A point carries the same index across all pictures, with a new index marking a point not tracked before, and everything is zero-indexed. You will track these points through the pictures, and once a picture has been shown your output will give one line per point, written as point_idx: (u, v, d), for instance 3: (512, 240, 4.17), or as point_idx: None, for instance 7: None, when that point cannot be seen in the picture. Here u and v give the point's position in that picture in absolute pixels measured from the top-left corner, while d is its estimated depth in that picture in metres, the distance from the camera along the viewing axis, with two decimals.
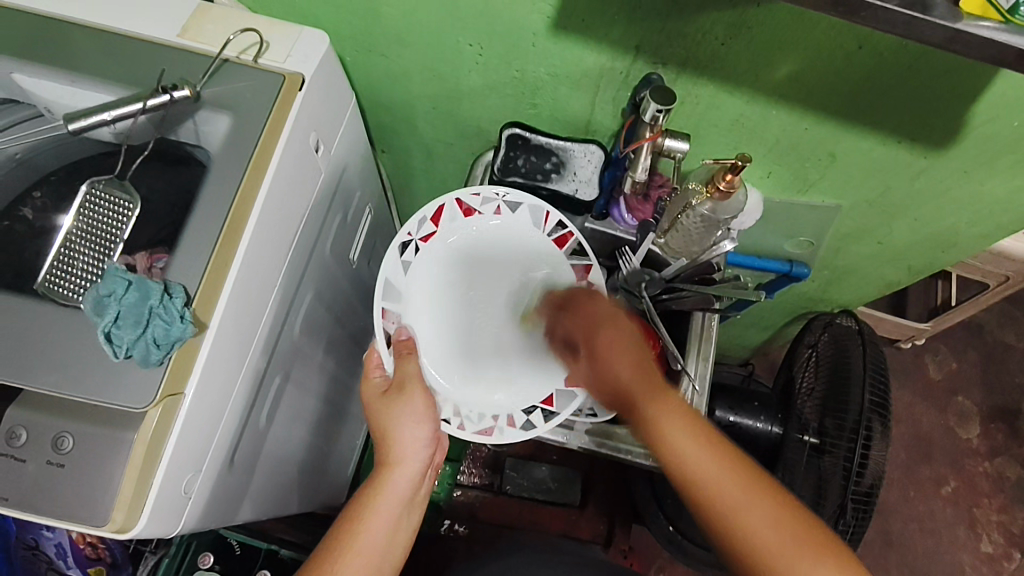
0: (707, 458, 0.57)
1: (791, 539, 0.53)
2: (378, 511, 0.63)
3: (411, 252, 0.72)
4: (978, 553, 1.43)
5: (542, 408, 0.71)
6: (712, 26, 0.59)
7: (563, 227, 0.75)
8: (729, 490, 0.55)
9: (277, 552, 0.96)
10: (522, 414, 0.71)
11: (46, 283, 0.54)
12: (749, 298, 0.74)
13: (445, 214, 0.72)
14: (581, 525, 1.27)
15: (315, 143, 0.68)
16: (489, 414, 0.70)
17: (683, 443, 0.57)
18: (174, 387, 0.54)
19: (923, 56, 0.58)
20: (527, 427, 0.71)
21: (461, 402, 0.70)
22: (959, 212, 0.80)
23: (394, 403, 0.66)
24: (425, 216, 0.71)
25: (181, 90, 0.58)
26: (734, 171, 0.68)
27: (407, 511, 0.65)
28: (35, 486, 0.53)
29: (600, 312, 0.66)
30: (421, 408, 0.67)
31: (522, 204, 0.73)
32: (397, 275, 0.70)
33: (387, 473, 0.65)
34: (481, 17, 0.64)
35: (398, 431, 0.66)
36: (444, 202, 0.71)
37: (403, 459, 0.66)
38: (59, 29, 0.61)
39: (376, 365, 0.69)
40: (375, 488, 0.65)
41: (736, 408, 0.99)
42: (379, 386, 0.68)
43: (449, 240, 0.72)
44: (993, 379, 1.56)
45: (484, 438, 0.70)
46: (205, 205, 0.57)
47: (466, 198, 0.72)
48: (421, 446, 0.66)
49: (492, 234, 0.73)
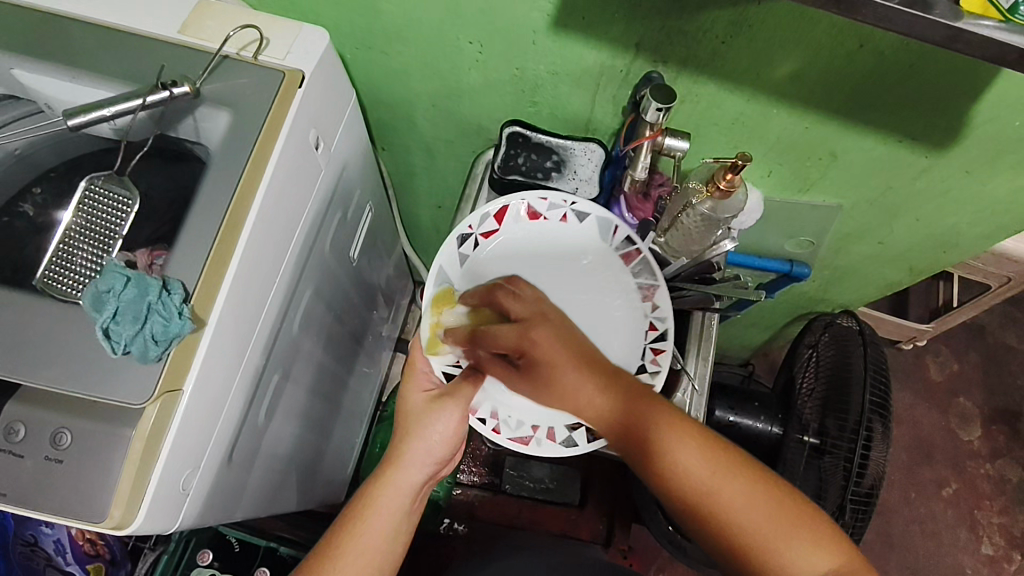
0: (697, 461, 0.58)
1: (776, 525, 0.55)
2: (379, 513, 0.62)
3: (470, 247, 0.72)
4: (979, 555, 1.42)
5: (586, 427, 0.71)
6: (713, 24, 0.59)
7: (631, 243, 0.74)
8: (709, 482, 0.57)
9: (277, 550, 0.97)
10: (564, 429, 0.72)
11: (44, 276, 0.54)
12: (750, 297, 0.76)
13: (509, 214, 0.73)
14: (581, 525, 1.27)
15: (315, 140, 0.68)
16: (528, 424, 0.71)
17: (659, 440, 0.59)
18: (173, 383, 0.54)
19: (925, 55, 0.58)
20: (569, 444, 0.71)
21: (500, 405, 0.71)
22: (960, 212, 0.79)
23: (439, 409, 0.66)
24: (488, 212, 0.72)
25: (180, 86, 0.58)
26: (734, 170, 0.68)
27: (406, 518, 0.63)
28: (34, 481, 0.53)
29: (532, 312, 0.64)
30: (454, 422, 0.66)
31: (590, 215, 0.73)
32: (452, 265, 0.72)
33: (390, 473, 0.64)
34: (481, 15, 0.64)
35: (420, 433, 0.65)
36: (509, 202, 0.72)
37: (409, 463, 0.64)
38: (58, 25, 0.61)
39: (422, 365, 0.70)
40: (379, 489, 0.63)
41: (736, 408, 0.98)
42: (424, 390, 0.69)
43: (509, 240, 0.73)
44: (994, 381, 1.56)
45: (519, 446, 0.71)
46: (205, 202, 0.57)
47: (532, 202, 0.73)
48: (433, 454, 0.65)
49: (557, 240, 0.74)
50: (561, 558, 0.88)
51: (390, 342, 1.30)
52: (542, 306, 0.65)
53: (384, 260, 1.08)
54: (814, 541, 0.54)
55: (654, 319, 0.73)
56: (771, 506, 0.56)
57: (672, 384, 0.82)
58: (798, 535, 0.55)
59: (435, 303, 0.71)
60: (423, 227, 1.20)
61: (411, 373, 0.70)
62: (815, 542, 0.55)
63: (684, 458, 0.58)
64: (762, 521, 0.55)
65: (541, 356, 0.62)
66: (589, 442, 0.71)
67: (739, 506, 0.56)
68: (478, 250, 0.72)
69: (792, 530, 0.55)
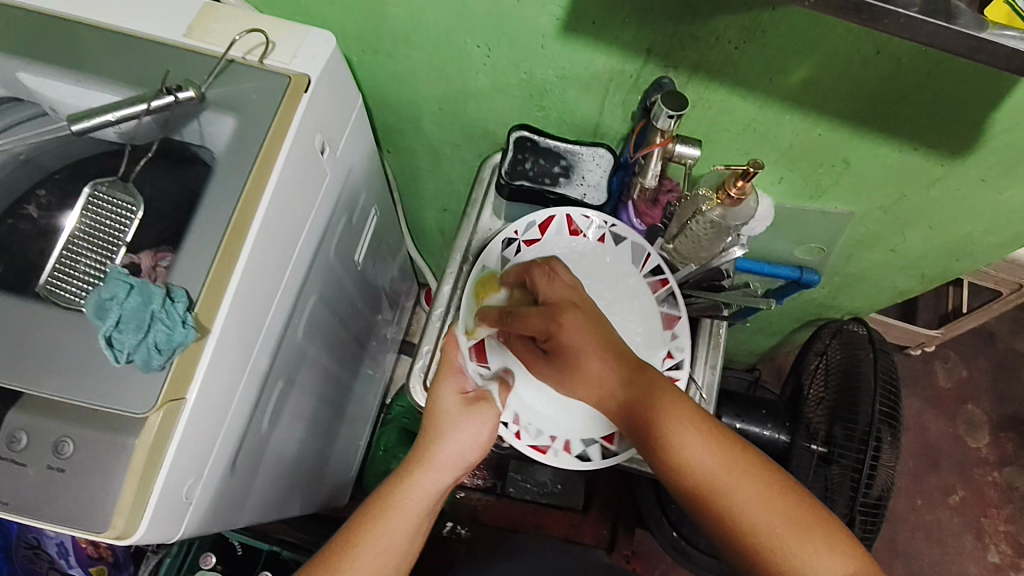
0: (719, 462, 0.57)
1: (779, 516, 0.55)
2: (402, 512, 0.61)
3: (512, 251, 0.75)
4: (987, 564, 1.41)
5: (602, 443, 0.71)
6: (726, 29, 0.58)
7: (659, 273, 0.75)
8: (714, 468, 0.57)
9: (279, 553, 0.97)
10: (581, 443, 0.71)
11: (48, 284, 0.54)
12: (759, 306, 0.76)
13: (553, 225, 0.74)
14: (584, 529, 1.24)
15: (320, 145, 0.68)
16: (548, 432, 0.70)
17: (671, 424, 0.59)
18: (175, 393, 0.53)
19: (941, 63, 0.57)
20: (583, 459, 0.70)
21: (524, 411, 0.70)
22: (974, 220, 0.78)
23: (474, 411, 0.67)
24: (534, 221, 0.75)
25: (185, 92, 0.57)
26: (746, 177, 0.66)
27: (425, 520, 0.63)
28: (34, 491, 0.52)
29: (565, 298, 0.66)
30: (486, 430, 0.66)
31: (626, 240, 0.75)
32: (493, 264, 0.74)
33: (417, 470, 0.64)
34: (491, 19, 0.63)
35: (452, 435, 0.65)
36: (554, 213, 0.74)
37: (437, 462, 0.64)
38: (62, 27, 0.60)
39: (458, 360, 0.69)
40: (402, 487, 0.63)
41: (742, 415, 0.94)
42: (458, 391, 0.68)
43: (550, 252, 0.74)
44: (1003, 388, 1.54)
45: (536, 454, 0.70)
46: (208, 209, 0.56)
47: (577, 217, 0.74)
48: (468, 451, 0.65)
49: (595, 260, 0.74)
50: (564, 563, 0.87)
51: (394, 345, 1.29)
52: (574, 293, 0.67)
53: (388, 262, 1.07)
54: (818, 542, 0.53)
55: (671, 347, 0.74)
56: (787, 517, 0.55)
57: None
58: (813, 544, 0.53)
59: (478, 286, 0.73)
60: (429, 230, 1.19)
61: (446, 368, 0.69)
62: (821, 538, 0.53)
63: (697, 443, 0.58)
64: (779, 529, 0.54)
65: (569, 336, 0.64)
66: (602, 458, 0.70)
67: (753, 505, 0.55)
68: (519, 255, 0.74)
69: (801, 532, 0.54)
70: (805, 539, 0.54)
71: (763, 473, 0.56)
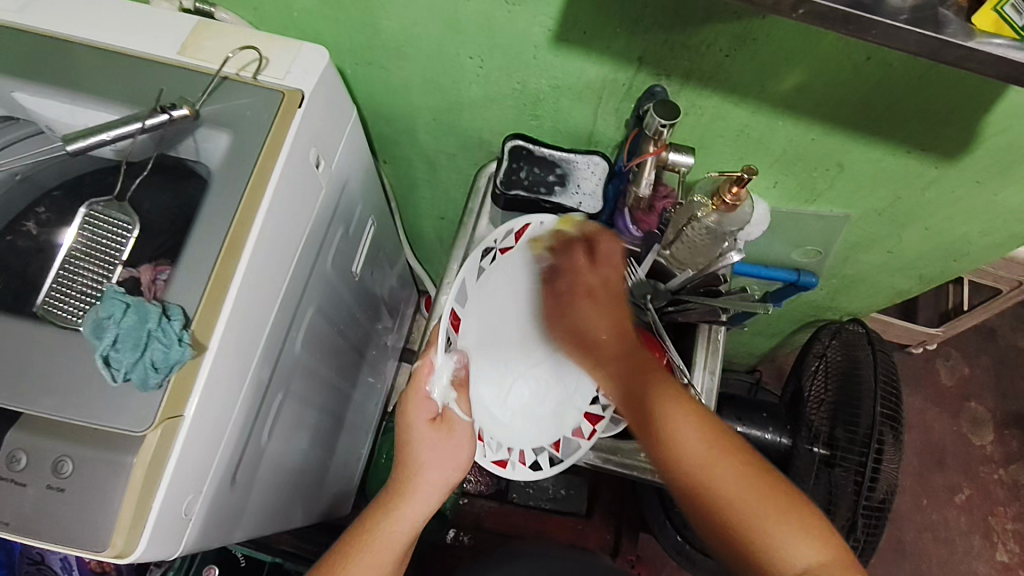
0: (713, 450, 0.56)
1: (759, 500, 0.54)
2: (387, 544, 0.64)
3: (489, 260, 0.72)
4: (994, 564, 1.40)
5: (551, 451, 0.74)
6: (717, 37, 0.58)
7: None
8: (696, 448, 0.56)
9: (282, 565, 1.01)
10: (533, 451, 0.73)
11: (45, 304, 0.54)
12: (756, 311, 0.74)
13: (529, 232, 0.71)
14: (589, 535, 1.25)
15: (315, 159, 0.68)
16: (507, 445, 0.72)
17: (664, 400, 0.58)
18: (173, 410, 0.54)
19: (930, 68, 0.57)
20: (535, 467, 0.73)
21: (488, 425, 0.71)
22: (971, 221, 0.78)
23: (443, 435, 0.68)
24: (511, 229, 0.71)
25: (179, 110, 0.58)
26: (740, 183, 0.66)
27: (408, 548, 0.66)
28: (35, 510, 0.52)
29: (597, 281, 0.66)
30: (462, 454, 0.69)
31: None
32: (470, 277, 0.71)
33: (399, 502, 0.66)
34: (484, 32, 0.64)
35: (425, 467, 0.67)
36: (530, 221, 0.71)
37: (415, 493, 0.66)
38: (55, 47, 0.61)
39: (426, 385, 0.68)
40: (387, 516, 0.65)
41: (744, 419, 0.95)
42: (427, 414, 0.68)
43: (522, 259, 0.71)
44: (1006, 385, 1.54)
45: (497, 469, 0.72)
46: (203, 226, 0.57)
47: (549, 226, 0.71)
48: (443, 480, 0.68)
49: None
50: (566, 566, 0.88)
51: (395, 353, 1.29)
52: (603, 280, 0.66)
53: (386, 271, 1.07)
54: (803, 529, 0.53)
55: None
56: (775, 496, 0.54)
57: None
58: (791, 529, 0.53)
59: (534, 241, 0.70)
60: (428, 239, 1.19)
61: (413, 395, 0.68)
62: (801, 524, 0.53)
63: (679, 418, 0.57)
64: (764, 515, 0.53)
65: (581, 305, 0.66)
66: (552, 467, 0.73)
67: (736, 492, 0.54)
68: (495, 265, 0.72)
69: (784, 519, 0.53)
70: (785, 526, 0.53)
71: (738, 461, 0.55)
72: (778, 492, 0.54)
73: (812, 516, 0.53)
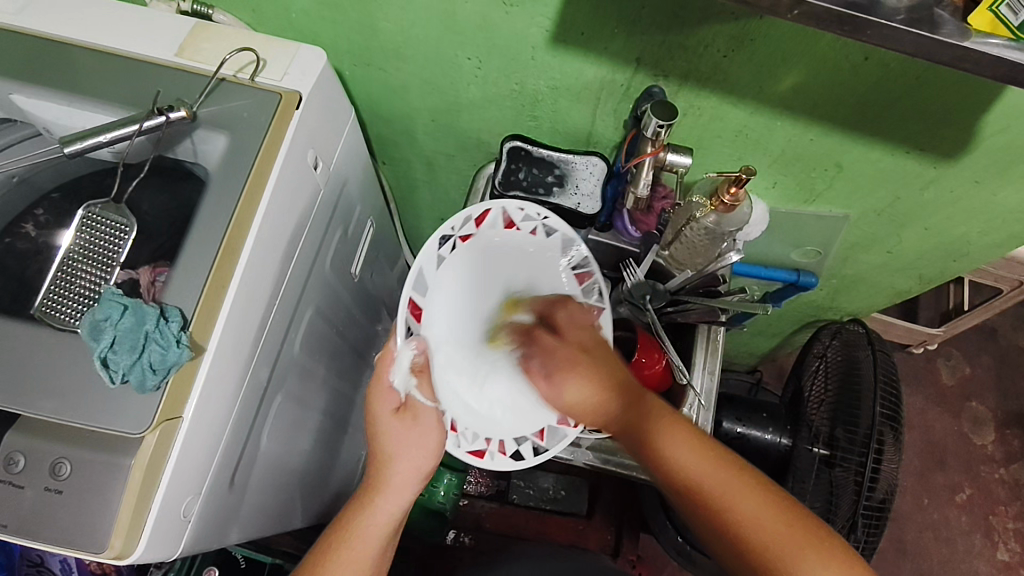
0: (731, 487, 0.55)
1: (782, 532, 0.53)
2: (363, 538, 0.63)
3: (448, 248, 0.69)
4: (996, 563, 1.40)
5: (533, 441, 0.72)
6: (714, 37, 0.58)
7: (586, 263, 0.73)
8: (712, 487, 0.56)
9: (283, 566, 0.99)
10: (514, 442, 0.71)
11: (43, 306, 0.54)
12: (754, 311, 0.73)
13: (489, 219, 0.70)
14: (589, 535, 1.25)
15: (313, 160, 0.68)
16: (483, 436, 0.70)
17: (672, 445, 0.58)
18: (171, 411, 0.54)
19: (929, 68, 0.57)
20: (516, 458, 0.71)
21: (461, 415, 0.69)
22: (971, 221, 0.78)
23: (410, 428, 0.66)
24: (470, 215, 0.69)
25: (177, 111, 0.58)
26: (739, 183, 0.66)
27: (386, 542, 0.65)
28: (32, 512, 0.52)
29: (576, 343, 0.64)
30: (431, 443, 0.66)
31: (558, 232, 0.72)
32: (429, 266, 0.68)
33: (372, 497, 0.65)
34: (481, 33, 0.64)
35: (395, 459, 0.65)
36: (490, 207, 0.69)
37: (388, 487, 0.65)
38: (52, 49, 0.61)
39: (388, 375, 0.65)
40: (360, 510, 0.64)
41: (744, 419, 0.95)
42: (392, 406, 0.65)
43: (485, 246, 0.71)
44: (1007, 385, 1.53)
45: (473, 459, 0.70)
46: (201, 228, 0.57)
47: (511, 210, 0.70)
48: (416, 473, 0.66)
49: (521, 253, 0.72)
50: (566, 566, 0.88)
51: None
52: (585, 340, 0.65)
53: (386, 272, 1.07)
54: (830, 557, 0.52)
55: None
56: (802, 529, 0.53)
57: (679, 398, 0.81)
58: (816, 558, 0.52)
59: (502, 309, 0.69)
60: (427, 239, 1.19)
61: (377, 386, 0.66)
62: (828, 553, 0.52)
63: (691, 460, 0.57)
64: (789, 546, 0.52)
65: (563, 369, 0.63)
66: (535, 456, 0.71)
67: (760, 527, 0.54)
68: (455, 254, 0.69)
69: (809, 549, 0.52)
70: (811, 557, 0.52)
71: (754, 495, 0.55)
72: (804, 524, 0.53)
73: (836, 543, 0.52)
